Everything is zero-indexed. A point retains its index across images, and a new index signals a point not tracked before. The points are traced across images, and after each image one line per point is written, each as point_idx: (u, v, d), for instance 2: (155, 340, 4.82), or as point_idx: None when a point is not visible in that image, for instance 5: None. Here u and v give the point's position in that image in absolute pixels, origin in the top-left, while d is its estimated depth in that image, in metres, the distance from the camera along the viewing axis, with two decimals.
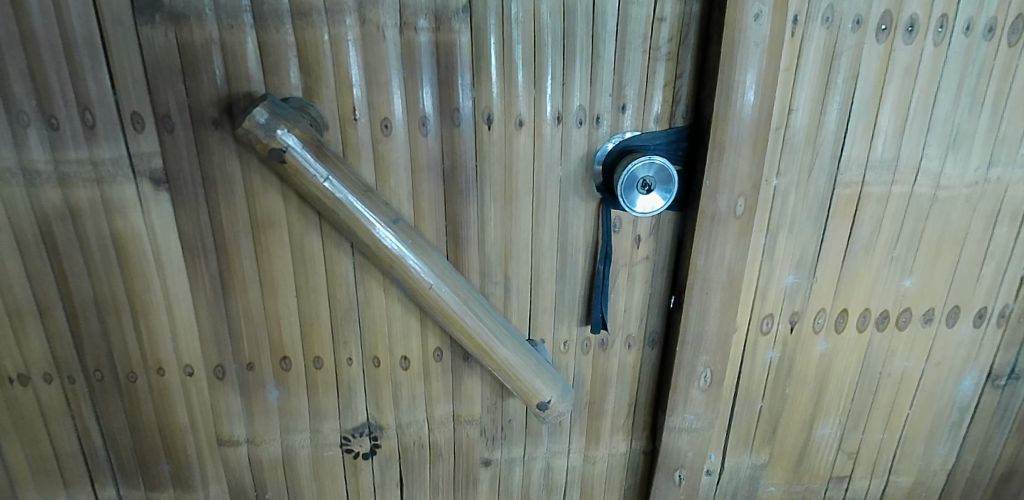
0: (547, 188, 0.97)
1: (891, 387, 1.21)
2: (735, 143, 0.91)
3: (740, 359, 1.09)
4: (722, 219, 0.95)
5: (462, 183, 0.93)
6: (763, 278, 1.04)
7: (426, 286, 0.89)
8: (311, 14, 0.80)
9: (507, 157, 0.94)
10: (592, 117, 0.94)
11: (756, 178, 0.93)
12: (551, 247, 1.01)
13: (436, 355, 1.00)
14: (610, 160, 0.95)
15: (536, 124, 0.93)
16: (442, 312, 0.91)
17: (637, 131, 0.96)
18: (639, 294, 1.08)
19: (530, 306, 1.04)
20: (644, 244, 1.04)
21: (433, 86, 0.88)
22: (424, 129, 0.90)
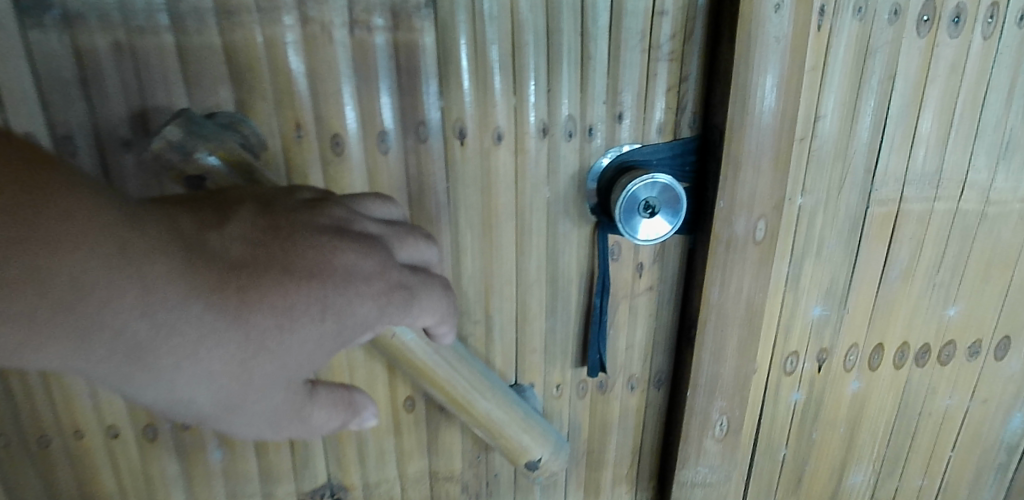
0: (533, 212, 0.83)
1: (931, 429, 1.06)
2: (753, 156, 0.76)
3: (761, 403, 0.95)
4: (739, 245, 0.80)
5: (431, 208, 0.80)
6: (787, 311, 0.89)
7: (388, 333, 0.73)
8: (240, 13, 0.67)
9: (485, 177, 0.80)
10: (583, 128, 0.80)
11: (778, 197, 0.78)
12: (538, 280, 0.87)
13: (407, 404, 0.87)
14: (606, 178, 0.82)
15: (517, 138, 0.79)
16: (409, 364, 0.77)
17: (636, 144, 0.82)
18: (642, 329, 0.93)
19: (516, 346, 0.90)
20: (647, 272, 0.90)
21: (393, 96, 0.74)
22: (384, 147, 0.76)
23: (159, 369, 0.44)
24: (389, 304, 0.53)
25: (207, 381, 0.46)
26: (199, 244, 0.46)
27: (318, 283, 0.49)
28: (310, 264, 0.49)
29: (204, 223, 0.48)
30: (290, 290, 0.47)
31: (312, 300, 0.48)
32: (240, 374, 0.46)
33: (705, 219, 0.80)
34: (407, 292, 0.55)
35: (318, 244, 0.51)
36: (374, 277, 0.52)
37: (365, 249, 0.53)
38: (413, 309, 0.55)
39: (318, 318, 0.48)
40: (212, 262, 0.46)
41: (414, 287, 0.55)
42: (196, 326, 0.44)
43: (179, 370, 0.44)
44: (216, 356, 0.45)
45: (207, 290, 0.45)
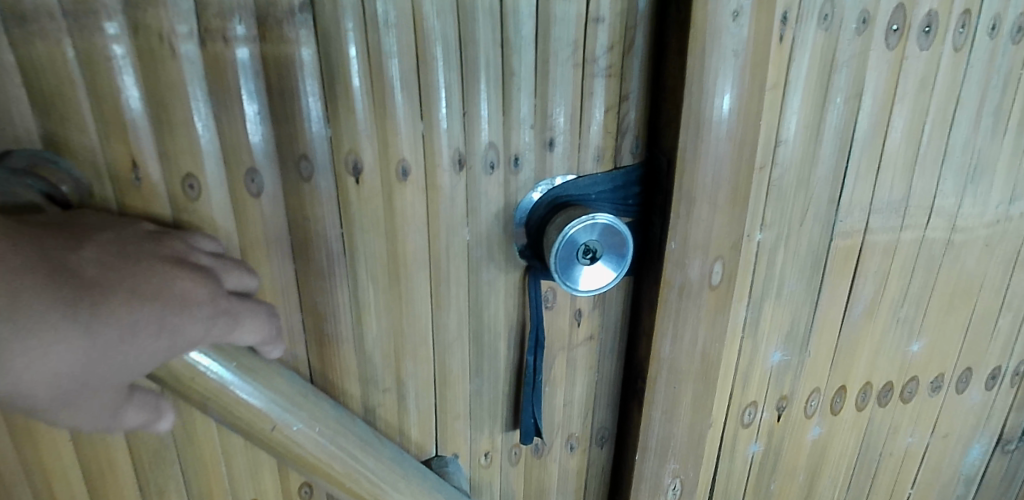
0: (449, 258, 0.68)
1: (893, 468, 0.98)
2: (708, 190, 0.64)
3: (717, 461, 0.84)
4: (693, 292, 0.67)
5: (321, 261, 0.64)
6: (746, 360, 0.78)
7: (266, 425, 0.59)
8: (40, 19, 0.50)
9: (388, 219, 0.65)
10: (508, 158, 0.66)
11: (736, 236, 0.67)
12: (460, 337, 0.73)
13: (303, 491, 0.76)
14: (535, 217, 0.68)
15: (426, 171, 0.64)
16: (297, 461, 0.63)
17: (572, 175, 0.69)
18: (582, 383, 0.80)
19: (437, 414, 0.76)
20: (586, 320, 0.77)
21: (265, 124, 0.58)
22: (255, 188, 0.60)
23: (11, 369, 0.39)
24: (222, 327, 0.50)
25: (48, 385, 0.41)
26: (58, 259, 0.42)
27: (160, 303, 0.45)
28: (151, 286, 0.46)
29: (60, 241, 0.44)
30: (135, 302, 0.44)
31: (152, 319, 0.45)
32: (81, 384, 0.42)
33: (653, 264, 0.68)
34: (233, 318, 0.51)
35: (160, 270, 0.47)
36: (205, 304, 0.49)
37: (204, 277, 0.50)
38: (239, 327, 0.52)
39: (153, 332, 0.45)
40: (68, 277, 0.42)
41: (239, 313, 0.52)
42: (52, 332, 0.40)
43: (25, 371, 0.39)
44: (65, 358, 0.40)
45: (63, 300, 0.41)
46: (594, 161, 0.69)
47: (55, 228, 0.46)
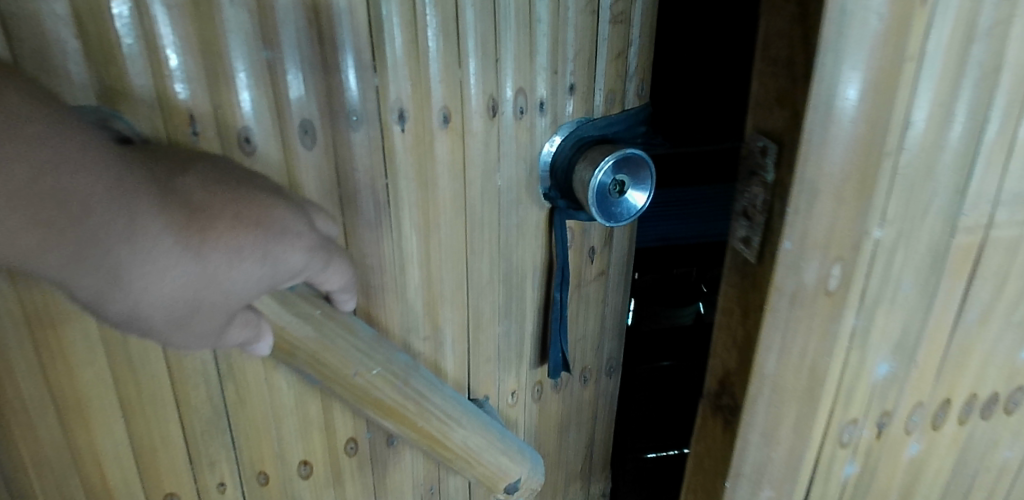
0: (476, 198, 0.95)
1: (989, 485, 0.90)
2: (835, 181, 0.56)
3: (811, 486, 0.74)
4: (807, 298, 0.60)
5: (366, 205, 0.86)
6: (852, 370, 0.67)
7: (347, 374, 0.87)
8: None
9: (420, 163, 0.88)
10: (534, 104, 0.95)
11: (859, 234, 0.59)
12: (493, 279, 1.03)
13: (348, 447, 1.04)
14: (564, 156, 0.98)
15: (462, 117, 0.89)
16: (380, 406, 0.92)
17: (581, 119, 1.01)
18: (593, 309, 1.20)
19: (468, 346, 1.06)
20: (597, 256, 1.16)
21: (310, 74, 0.76)
22: (309, 142, 0.79)
23: (138, 285, 0.53)
24: (302, 256, 0.65)
25: (160, 306, 0.55)
26: (178, 194, 0.56)
27: (259, 232, 0.60)
28: (254, 217, 0.61)
29: (171, 177, 0.58)
30: (242, 234, 0.58)
31: (255, 247, 0.59)
32: (193, 304, 0.57)
33: (755, 269, 0.61)
34: (325, 258, 0.69)
35: (260, 205, 0.62)
36: (298, 238, 0.64)
37: (299, 215, 0.66)
38: (317, 262, 0.68)
39: (257, 259, 0.60)
40: (185, 209, 0.56)
41: (329, 255, 0.70)
42: (171, 258, 0.54)
43: (152, 288, 0.54)
44: (180, 278, 0.55)
45: (178, 232, 0.54)
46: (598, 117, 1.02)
47: (167, 167, 0.59)
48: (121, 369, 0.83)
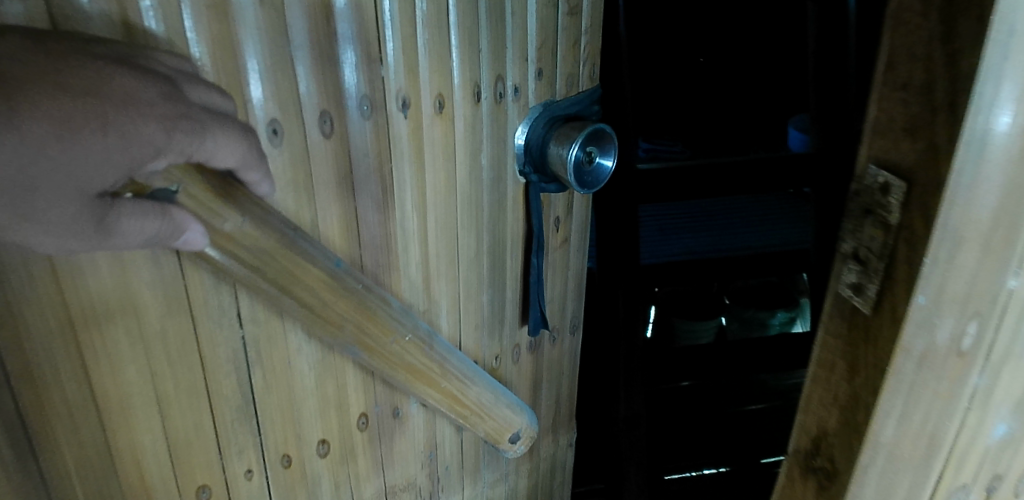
0: (461, 174, 1.14)
1: None
2: (982, 228, 0.49)
3: None
4: (937, 360, 0.53)
5: (372, 183, 1.00)
6: (967, 434, 0.58)
7: (388, 336, 1.01)
8: None
9: (416, 146, 1.04)
10: (507, 91, 1.17)
11: (997, 288, 0.51)
12: (485, 249, 1.25)
13: (360, 421, 1.13)
14: (536, 135, 1.22)
15: (448, 105, 1.07)
16: (411, 367, 1.07)
17: (542, 104, 1.24)
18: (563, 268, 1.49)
19: (468, 306, 1.27)
20: (560, 228, 1.43)
21: (335, 68, 0.90)
22: (328, 130, 0.92)
23: None
24: (233, 157, 0.70)
25: None
26: None
27: (94, 99, 0.56)
28: (161, 109, 0.61)
29: None
30: (138, 119, 0.59)
31: (90, 115, 0.55)
32: (27, 189, 0.53)
33: (870, 321, 0.56)
34: (196, 127, 0.64)
35: (93, 71, 0.58)
36: (149, 104, 0.60)
37: (151, 81, 0.62)
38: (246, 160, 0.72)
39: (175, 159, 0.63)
40: None
41: (202, 125, 0.65)
42: None
43: None
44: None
45: None
46: (557, 103, 1.26)
47: None
48: (162, 365, 0.86)
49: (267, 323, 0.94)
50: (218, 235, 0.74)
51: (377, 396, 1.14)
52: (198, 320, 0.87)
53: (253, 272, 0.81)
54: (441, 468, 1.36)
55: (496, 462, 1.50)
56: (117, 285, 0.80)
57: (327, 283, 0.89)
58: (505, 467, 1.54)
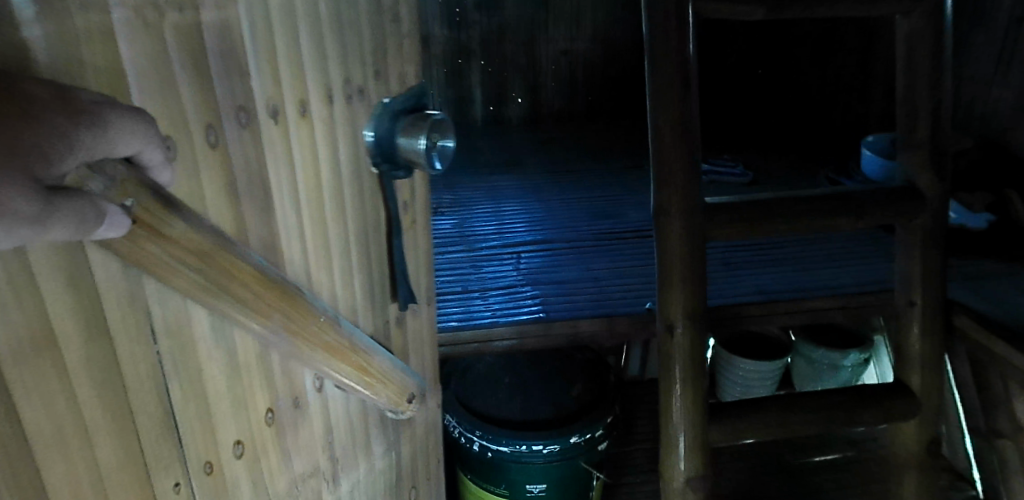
0: (324, 167, 0.88)
1: None
2: None
3: None
4: None
5: (261, 189, 0.75)
6: None
7: (314, 313, 0.84)
8: None
9: (287, 152, 0.79)
10: (356, 87, 0.93)
11: None
12: (361, 228, 1.00)
13: (269, 417, 0.82)
14: (385, 127, 0.99)
15: (311, 110, 0.84)
16: (329, 349, 0.90)
17: (386, 97, 1.01)
18: (418, 251, 1.24)
19: (352, 311, 1.01)
20: (409, 209, 1.18)
21: (220, 81, 0.65)
22: (213, 139, 0.65)
23: None
24: (138, 140, 0.50)
25: None
26: None
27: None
28: (38, 92, 0.42)
29: None
30: (30, 106, 0.41)
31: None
32: None
33: None
34: (103, 121, 0.46)
35: None
36: (54, 99, 0.43)
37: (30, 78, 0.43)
38: (151, 140, 0.51)
39: (68, 152, 0.43)
40: None
41: (108, 116, 0.47)
42: None
43: None
44: None
45: None
46: (399, 97, 1.03)
47: None
48: (95, 409, 0.55)
49: (183, 330, 0.64)
50: (166, 239, 0.57)
51: (278, 386, 0.83)
52: (121, 340, 0.57)
53: (191, 274, 0.61)
54: (339, 448, 1.04)
55: (385, 430, 1.21)
56: (30, 318, 0.49)
57: (259, 276, 0.71)
58: (392, 443, 1.25)
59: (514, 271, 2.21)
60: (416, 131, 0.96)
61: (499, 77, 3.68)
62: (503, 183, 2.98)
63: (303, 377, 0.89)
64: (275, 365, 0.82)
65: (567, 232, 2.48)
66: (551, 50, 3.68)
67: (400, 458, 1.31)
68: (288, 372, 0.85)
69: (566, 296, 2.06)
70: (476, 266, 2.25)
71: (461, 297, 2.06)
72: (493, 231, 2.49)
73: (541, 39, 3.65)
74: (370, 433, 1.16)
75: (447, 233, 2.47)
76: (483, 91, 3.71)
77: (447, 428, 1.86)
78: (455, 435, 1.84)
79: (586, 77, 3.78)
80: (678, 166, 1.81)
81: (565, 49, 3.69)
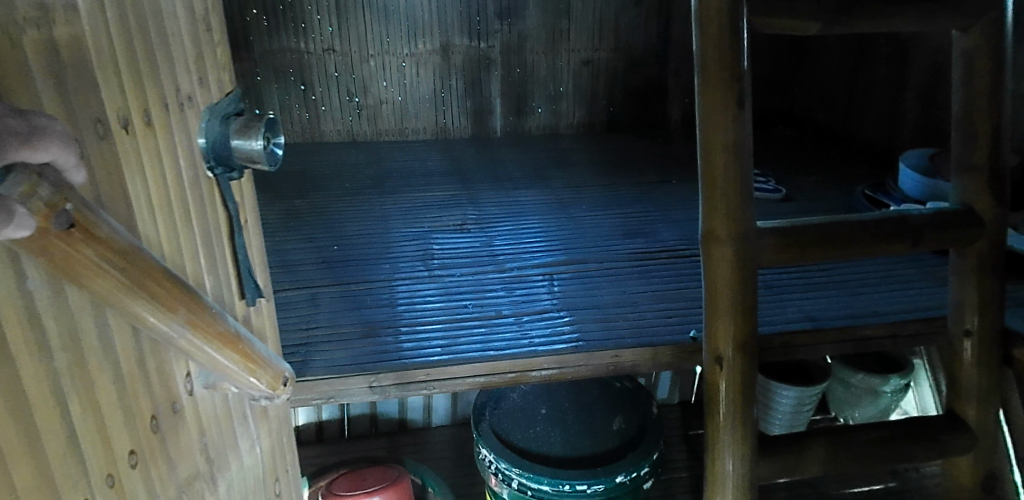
0: (175, 178, 0.99)
1: None
2: None
3: None
4: None
5: (126, 193, 0.84)
6: None
7: (208, 307, 0.93)
8: None
9: (143, 164, 0.89)
10: (188, 99, 1.05)
11: None
12: (208, 230, 1.13)
13: (152, 424, 0.90)
14: (217, 134, 1.11)
15: (160, 124, 0.94)
16: (232, 347, 0.98)
17: (209, 107, 1.13)
18: (252, 238, 1.40)
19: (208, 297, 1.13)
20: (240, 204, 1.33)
21: (69, 94, 0.72)
22: (79, 150, 0.73)
23: None
24: (55, 150, 0.60)
25: None
26: None
27: None
28: None
29: None
30: None
31: None
32: None
33: None
34: (33, 135, 0.56)
35: None
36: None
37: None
38: (67, 149, 0.61)
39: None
40: None
41: (40, 134, 0.57)
42: None
43: None
44: None
45: None
46: (218, 103, 1.16)
47: None
48: (4, 412, 0.61)
49: (74, 344, 0.72)
50: (95, 241, 0.69)
51: (155, 392, 0.92)
52: (22, 350, 0.64)
53: (113, 275, 0.72)
54: (213, 447, 1.12)
55: (246, 429, 1.31)
56: None
57: (164, 274, 0.81)
58: (252, 438, 1.35)
59: (547, 294, 2.12)
60: (249, 132, 1.10)
61: (520, 88, 3.59)
62: (526, 198, 2.89)
63: (177, 382, 0.99)
64: (153, 371, 0.91)
65: (599, 251, 2.39)
66: (574, 60, 3.58)
67: (261, 456, 1.41)
68: (163, 376, 0.94)
69: (605, 323, 1.97)
70: (507, 288, 2.15)
71: (491, 323, 1.97)
72: (520, 250, 2.40)
73: (563, 49, 3.55)
74: (236, 429, 1.25)
75: (473, 253, 2.38)
76: (504, 102, 3.61)
77: (482, 461, 1.77)
78: (489, 469, 1.75)
79: (609, 87, 3.68)
80: (725, 191, 1.71)
81: (587, 59, 3.59)
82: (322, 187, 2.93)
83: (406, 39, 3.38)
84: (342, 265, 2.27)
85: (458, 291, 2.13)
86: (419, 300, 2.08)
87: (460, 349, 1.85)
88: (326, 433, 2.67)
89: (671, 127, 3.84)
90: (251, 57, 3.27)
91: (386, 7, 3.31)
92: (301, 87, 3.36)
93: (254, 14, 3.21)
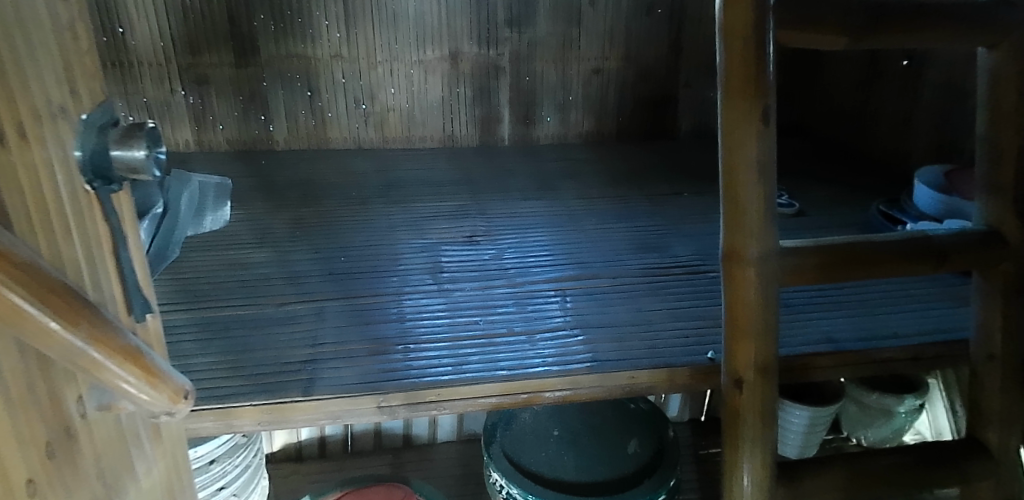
0: (53, 185, 0.93)
1: None
2: None
3: None
4: None
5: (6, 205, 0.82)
6: None
7: (113, 326, 0.88)
8: None
9: (22, 172, 0.86)
10: (57, 103, 0.94)
11: None
12: (86, 243, 1.02)
13: (45, 449, 0.89)
14: (95, 145, 1.00)
15: (31, 132, 0.88)
16: (138, 364, 0.91)
17: (87, 116, 1.02)
18: (137, 245, 1.24)
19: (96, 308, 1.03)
20: (124, 210, 1.18)
21: None
22: None
23: None
24: None
25: None
26: None
27: None
28: None
29: None
30: None
31: None
32: None
33: None
34: None
35: None
36: None
37: None
38: None
39: None
40: None
41: None
42: None
43: None
44: None
45: None
46: (96, 110, 1.04)
47: None
48: None
49: None
50: None
51: (48, 420, 0.90)
52: None
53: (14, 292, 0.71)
54: (109, 472, 1.07)
55: (139, 455, 1.20)
56: None
57: (63, 289, 0.79)
58: (148, 462, 1.25)
59: (559, 311, 2.06)
60: (129, 141, 0.98)
61: (528, 96, 3.54)
62: (536, 210, 2.84)
63: (67, 405, 0.95)
64: (43, 395, 0.89)
65: (612, 266, 2.33)
66: (584, 69, 3.54)
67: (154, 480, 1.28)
68: (56, 403, 0.92)
69: (620, 343, 1.91)
70: (519, 304, 2.10)
71: (502, 340, 1.91)
72: (529, 264, 2.35)
73: (573, 57, 3.50)
74: (132, 451, 1.17)
75: (482, 266, 2.33)
76: (513, 110, 3.57)
77: (493, 485, 1.72)
78: (500, 493, 1.70)
79: (618, 97, 3.64)
80: (748, 210, 1.66)
81: (597, 68, 3.55)
82: (328, 195, 2.88)
83: (414, 46, 3.34)
84: (349, 278, 2.22)
85: (467, 307, 2.08)
86: (427, 315, 2.03)
87: (468, 367, 1.80)
88: (329, 448, 2.62)
89: (681, 137, 3.80)
90: (258, 62, 3.23)
91: (395, 12, 3.27)
92: (308, 93, 3.32)
93: (261, 19, 3.17)
